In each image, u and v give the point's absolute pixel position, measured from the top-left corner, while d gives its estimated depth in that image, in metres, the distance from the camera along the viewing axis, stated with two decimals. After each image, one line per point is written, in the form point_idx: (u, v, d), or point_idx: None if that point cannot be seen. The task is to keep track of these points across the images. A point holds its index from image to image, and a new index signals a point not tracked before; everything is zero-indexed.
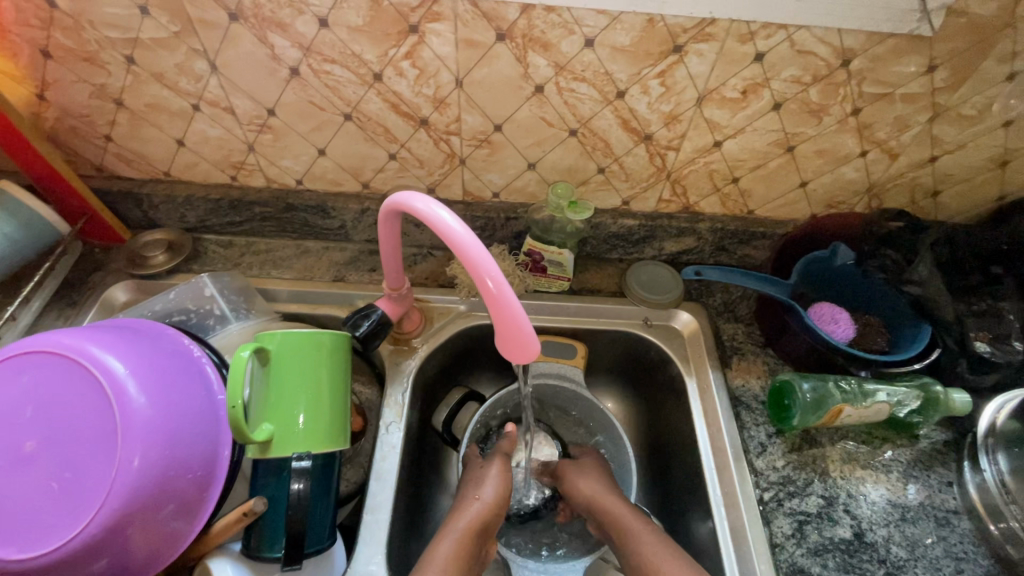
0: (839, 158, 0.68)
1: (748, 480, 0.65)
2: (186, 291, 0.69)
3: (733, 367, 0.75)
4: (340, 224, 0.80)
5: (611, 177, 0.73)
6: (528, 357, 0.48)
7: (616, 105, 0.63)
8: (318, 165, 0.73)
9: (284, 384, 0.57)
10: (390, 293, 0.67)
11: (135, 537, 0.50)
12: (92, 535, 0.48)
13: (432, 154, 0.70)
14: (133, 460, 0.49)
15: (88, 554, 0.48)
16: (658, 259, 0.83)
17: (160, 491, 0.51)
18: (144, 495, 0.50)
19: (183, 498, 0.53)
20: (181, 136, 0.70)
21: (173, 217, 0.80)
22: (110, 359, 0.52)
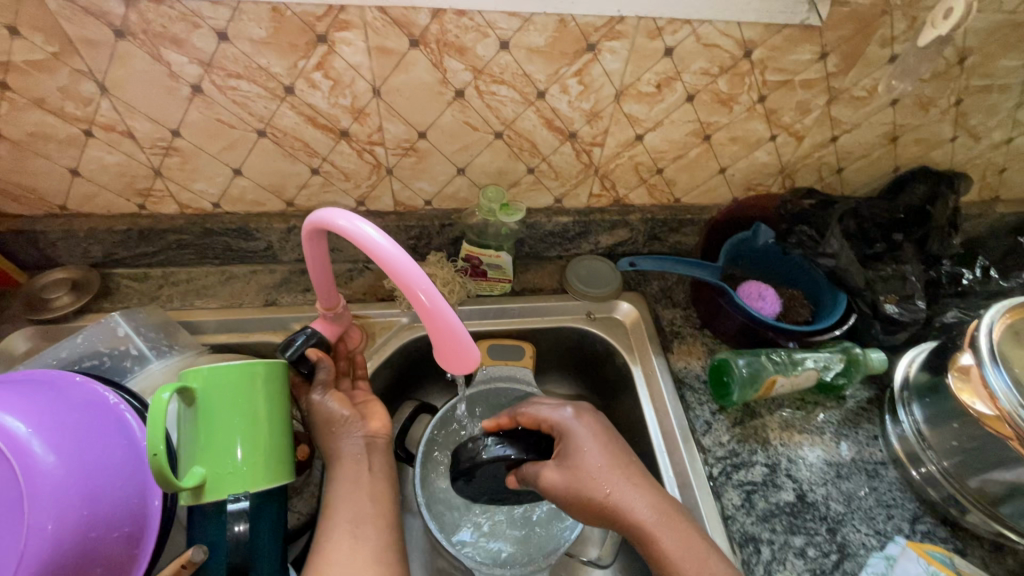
0: (752, 143, 0.72)
1: (697, 458, 0.68)
2: (96, 333, 0.63)
3: (675, 350, 0.77)
4: (266, 245, 0.76)
5: (541, 177, 0.73)
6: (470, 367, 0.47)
7: (538, 106, 0.64)
8: (235, 185, 0.69)
9: (213, 422, 0.53)
10: (325, 313, 0.65)
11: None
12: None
13: (357, 166, 0.68)
14: (46, 529, 0.45)
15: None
16: (595, 252, 0.85)
17: (83, 555, 0.47)
18: (63, 564, 0.45)
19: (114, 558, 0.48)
20: (74, 165, 0.64)
21: (76, 253, 0.74)
22: (10, 418, 0.47)
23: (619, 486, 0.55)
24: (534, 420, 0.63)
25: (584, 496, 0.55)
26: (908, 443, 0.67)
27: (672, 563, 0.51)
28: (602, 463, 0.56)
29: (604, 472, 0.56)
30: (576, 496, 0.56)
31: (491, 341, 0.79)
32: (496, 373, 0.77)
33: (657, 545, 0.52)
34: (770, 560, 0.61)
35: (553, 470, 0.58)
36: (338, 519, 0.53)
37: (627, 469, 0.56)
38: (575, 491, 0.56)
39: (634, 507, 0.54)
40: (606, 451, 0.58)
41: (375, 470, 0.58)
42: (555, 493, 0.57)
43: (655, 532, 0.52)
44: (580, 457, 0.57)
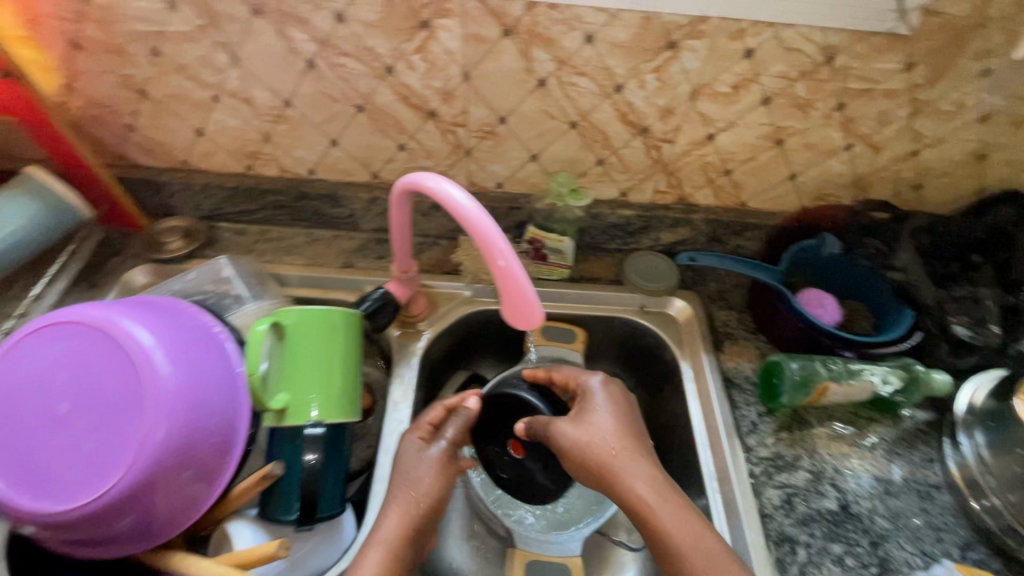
0: (826, 151, 0.72)
1: (739, 455, 0.68)
2: (205, 273, 0.72)
3: (725, 350, 0.78)
4: (350, 213, 0.84)
5: (609, 169, 0.76)
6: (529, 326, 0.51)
7: (614, 99, 0.67)
8: (331, 155, 0.77)
9: (298, 357, 0.60)
10: (399, 275, 0.71)
11: (160, 495, 0.53)
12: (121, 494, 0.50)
13: (439, 145, 0.74)
14: (159, 426, 0.51)
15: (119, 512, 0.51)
16: (654, 249, 0.87)
17: (184, 453, 0.53)
18: (169, 456, 0.52)
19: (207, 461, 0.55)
20: (200, 126, 0.74)
21: (190, 205, 0.84)
22: (139, 328, 0.54)
23: (627, 457, 0.57)
24: (566, 378, 0.67)
25: (589, 453, 0.58)
26: (967, 470, 0.65)
27: (661, 533, 0.53)
28: (616, 432, 0.59)
29: (615, 444, 0.59)
30: (580, 452, 0.58)
31: (545, 323, 0.82)
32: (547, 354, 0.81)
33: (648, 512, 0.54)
34: (806, 562, 0.61)
35: (566, 423, 0.61)
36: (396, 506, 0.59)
37: (639, 447, 0.59)
38: (580, 446, 0.59)
39: (637, 481, 0.56)
40: (619, 420, 0.61)
41: (426, 508, 0.59)
42: (556, 440, 0.60)
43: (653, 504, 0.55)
44: (595, 421, 0.61)
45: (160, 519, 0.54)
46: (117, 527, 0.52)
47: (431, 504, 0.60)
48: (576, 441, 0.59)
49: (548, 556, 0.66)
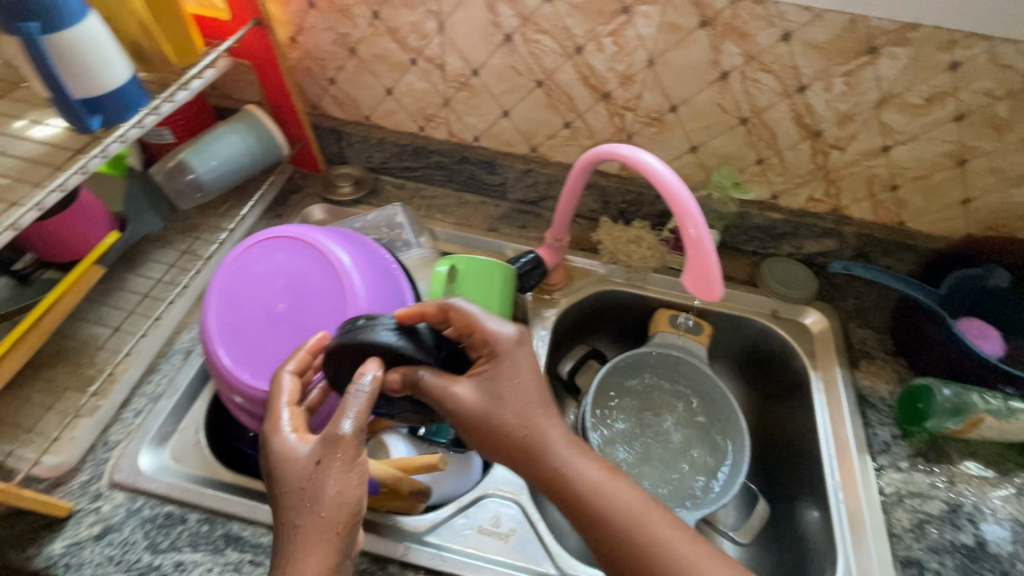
0: (1012, 179, 0.69)
1: (870, 472, 0.67)
2: (381, 215, 0.80)
3: (861, 368, 0.77)
4: (502, 181, 0.89)
5: (767, 169, 0.77)
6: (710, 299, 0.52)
7: (794, 100, 0.68)
8: (499, 125, 0.83)
9: (466, 299, 0.67)
10: (552, 243, 0.75)
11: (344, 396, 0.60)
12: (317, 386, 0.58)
13: (604, 126, 0.78)
14: None
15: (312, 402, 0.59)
16: (794, 257, 0.86)
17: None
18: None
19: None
20: (391, 85, 0.82)
21: (362, 157, 0.93)
22: (342, 249, 0.63)
23: (537, 420, 0.52)
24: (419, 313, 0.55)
25: (494, 423, 0.51)
26: None
27: (649, 537, 0.49)
28: (528, 401, 0.52)
29: (529, 409, 0.52)
30: (499, 430, 0.51)
31: (672, 312, 0.84)
32: (673, 341, 0.82)
33: (633, 514, 0.49)
34: None
35: (467, 384, 0.52)
36: (321, 511, 0.46)
37: (552, 411, 0.53)
38: (487, 416, 0.51)
39: (564, 454, 0.52)
40: (539, 393, 0.53)
41: (325, 512, 0.46)
42: (461, 414, 0.51)
43: (596, 487, 0.51)
44: (506, 389, 0.52)
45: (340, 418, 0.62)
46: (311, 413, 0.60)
47: (349, 514, 0.47)
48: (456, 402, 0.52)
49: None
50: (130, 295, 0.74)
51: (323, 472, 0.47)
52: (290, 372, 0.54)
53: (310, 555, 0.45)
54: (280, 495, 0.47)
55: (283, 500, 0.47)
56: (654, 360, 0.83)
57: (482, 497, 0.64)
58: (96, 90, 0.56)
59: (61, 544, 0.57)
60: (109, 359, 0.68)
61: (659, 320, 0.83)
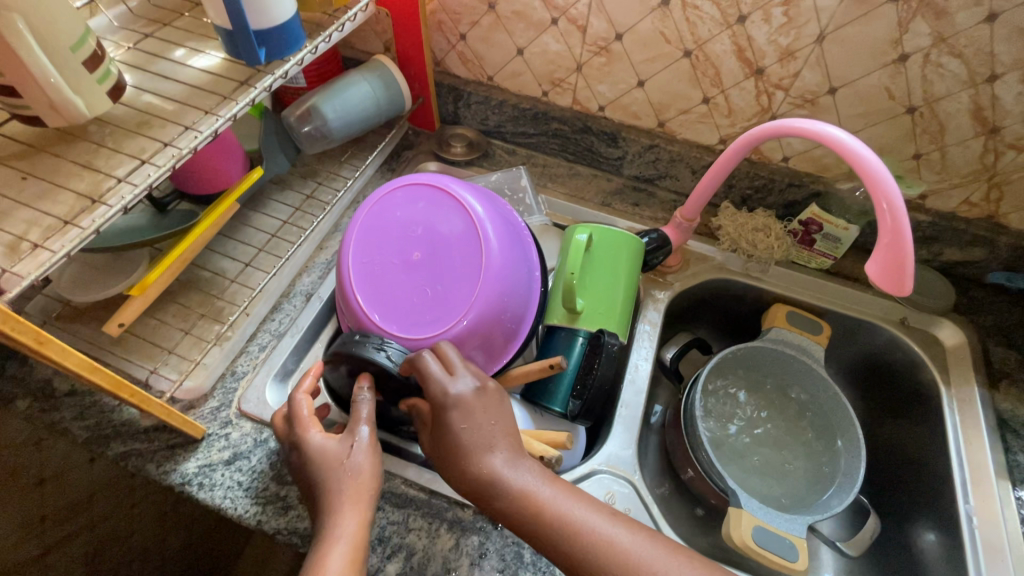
0: None
1: (1012, 501, 0.62)
2: (505, 177, 0.79)
3: (1001, 390, 0.71)
4: (621, 155, 0.86)
5: (923, 165, 0.71)
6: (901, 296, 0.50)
7: (978, 90, 0.62)
8: (630, 95, 0.80)
9: (595, 272, 0.65)
10: (681, 222, 0.73)
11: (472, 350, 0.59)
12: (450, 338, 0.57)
13: (747, 105, 0.74)
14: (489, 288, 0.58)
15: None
16: (929, 264, 0.80)
17: (496, 316, 0.59)
18: (487, 315, 0.58)
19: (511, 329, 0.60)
20: (524, 45, 0.80)
21: (477, 118, 0.92)
22: (476, 202, 0.62)
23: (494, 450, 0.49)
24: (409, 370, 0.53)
25: (454, 462, 0.49)
26: None
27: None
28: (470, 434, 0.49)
29: (487, 433, 0.49)
30: (474, 475, 0.48)
31: (791, 308, 0.80)
32: (789, 338, 0.78)
33: (598, 540, 0.45)
34: None
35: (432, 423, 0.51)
36: (341, 491, 0.48)
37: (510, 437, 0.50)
38: (446, 452, 0.50)
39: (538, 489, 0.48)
40: (496, 417, 0.50)
41: (366, 480, 0.49)
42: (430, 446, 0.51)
43: (574, 522, 0.46)
44: (462, 427, 0.49)
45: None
46: None
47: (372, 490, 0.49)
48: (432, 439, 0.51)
49: (777, 530, 0.63)
50: (256, 233, 0.75)
51: (356, 455, 0.50)
52: (305, 392, 0.55)
53: (350, 520, 0.47)
54: (322, 477, 0.49)
55: (321, 482, 0.49)
56: (766, 356, 0.79)
57: (592, 472, 0.64)
58: (267, 22, 0.55)
59: (195, 464, 0.58)
60: (238, 293, 0.69)
61: (776, 314, 0.80)
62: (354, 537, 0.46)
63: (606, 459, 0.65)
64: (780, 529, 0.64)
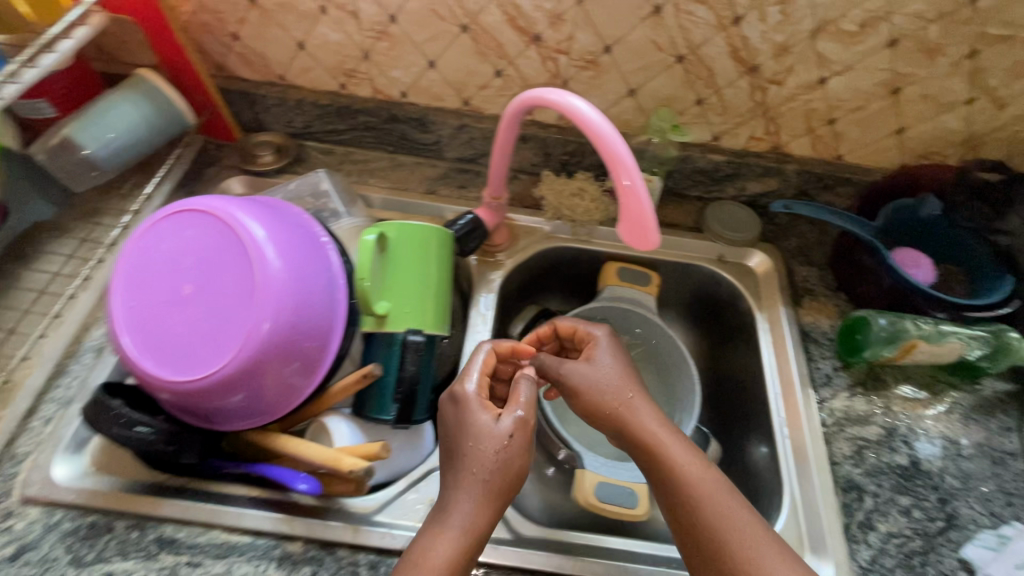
0: (942, 105, 0.69)
1: (813, 404, 0.69)
2: (303, 184, 0.73)
3: (804, 306, 0.78)
4: (436, 139, 0.84)
5: (707, 110, 0.75)
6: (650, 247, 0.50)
7: (729, 33, 0.65)
8: (427, 77, 0.77)
9: (399, 269, 0.63)
10: (490, 202, 0.72)
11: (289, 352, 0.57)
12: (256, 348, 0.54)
13: (538, 73, 0.73)
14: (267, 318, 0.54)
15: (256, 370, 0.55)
16: (737, 199, 0.85)
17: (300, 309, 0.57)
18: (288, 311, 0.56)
19: (322, 313, 0.58)
20: (303, 38, 0.74)
21: (281, 121, 0.85)
22: (254, 225, 0.57)
23: (631, 399, 0.60)
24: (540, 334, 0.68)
25: (598, 401, 0.60)
26: None
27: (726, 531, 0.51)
28: (664, 423, 0.59)
29: (620, 387, 0.61)
30: (619, 417, 0.59)
31: (620, 264, 0.83)
32: (621, 295, 0.81)
33: (708, 484, 0.54)
34: (872, 510, 0.62)
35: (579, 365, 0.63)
36: (466, 468, 0.52)
37: (641, 393, 0.61)
38: (596, 394, 0.60)
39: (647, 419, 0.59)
40: (626, 372, 0.62)
41: (508, 476, 0.52)
42: (584, 395, 0.61)
43: (708, 489, 0.53)
44: (598, 369, 0.62)
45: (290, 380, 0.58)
46: (228, 403, 0.56)
47: (499, 471, 0.52)
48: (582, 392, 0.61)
49: (619, 480, 0.67)
50: (25, 293, 0.66)
51: (516, 443, 0.53)
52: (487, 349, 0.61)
53: (466, 505, 0.51)
54: (473, 458, 0.52)
55: (468, 470, 0.52)
56: (605, 316, 0.82)
57: (434, 468, 0.62)
58: None
59: None
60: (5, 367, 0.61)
61: (607, 274, 0.82)
62: (479, 521, 0.50)
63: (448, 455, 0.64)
64: (621, 480, 0.67)
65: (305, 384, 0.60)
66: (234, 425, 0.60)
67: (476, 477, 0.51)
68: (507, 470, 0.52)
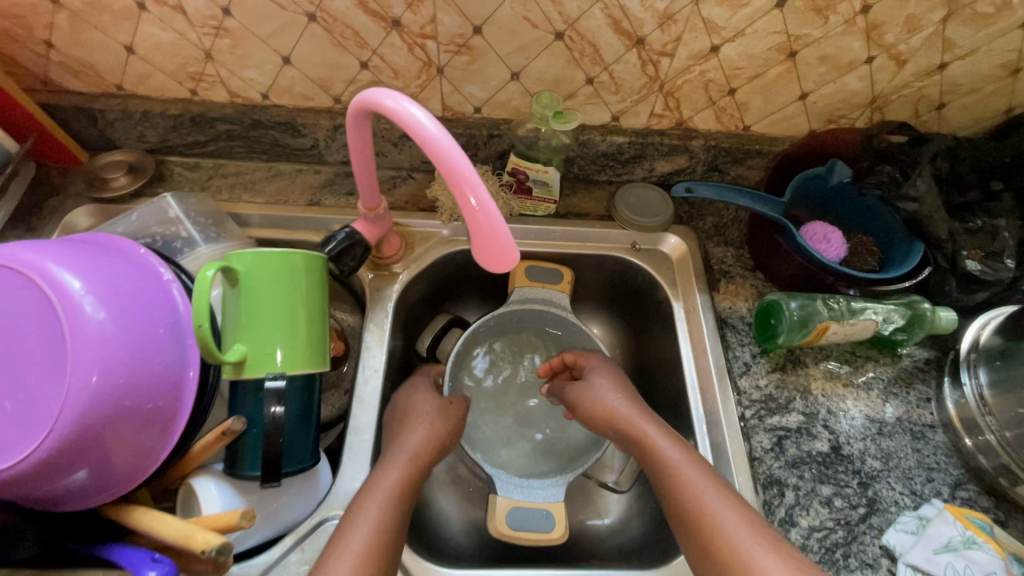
0: (843, 66, 0.64)
1: (730, 398, 0.66)
2: (149, 213, 0.65)
3: (721, 290, 0.74)
4: (313, 142, 0.76)
5: (599, 89, 0.68)
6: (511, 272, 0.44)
7: (606, 3, 0.58)
8: (284, 76, 0.67)
9: (254, 305, 0.55)
10: (367, 214, 0.64)
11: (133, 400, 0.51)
12: (85, 404, 0.48)
13: (407, 62, 0.65)
14: (89, 378, 0.48)
15: (94, 429, 0.48)
16: (648, 180, 0.80)
17: (138, 351, 0.51)
18: (121, 355, 0.50)
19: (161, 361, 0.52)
20: (129, 41, 0.64)
21: (133, 137, 0.75)
22: (66, 274, 0.50)
23: (634, 418, 0.61)
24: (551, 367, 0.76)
25: (604, 410, 0.64)
26: (966, 409, 0.63)
27: (721, 522, 0.49)
28: (672, 435, 0.59)
29: (625, 401, 0.64)
30: (626, 424, 0.61)
31: (530, 263, 0.77)
32: (535, 296, 0.76)
33: (681, 476, 0.54)
34: (793, 504, 0.60)
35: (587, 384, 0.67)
36: (395, 447, 0.60)
37: (642, 407, 0.64)
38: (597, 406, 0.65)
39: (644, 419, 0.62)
40: (621, 387, 0.66)
41: (429, 447, 0.61)
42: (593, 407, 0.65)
43: (691, 480, 0.53)
44: (602, 390, 0.66)
45: (143, 433, 0.52)
46: (68, 480, 0.50)
47: (427, 448, 0.60)
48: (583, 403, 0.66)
49: (533, 503, 0.63)
50: None
51: (446, 417, 0.65)
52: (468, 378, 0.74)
53: (390, 477, 0.55)
54: (403, 436, 0.61)
55: (396, 444, 0.60)
56: (517, 318, 0.78)
57: (324, 520, 0.59)
58: None
59: None
60: None
61: (517, 274, 0.76)
62: (400, 484, 0.54)
63: (343, 502, 0.60)
64: (536, 502, 0.63)
65: (164, 434, 0.53)
66: (86, 501, 0.53)
67: (396, 458, 0.58)
68: (433, 443, 0.61)
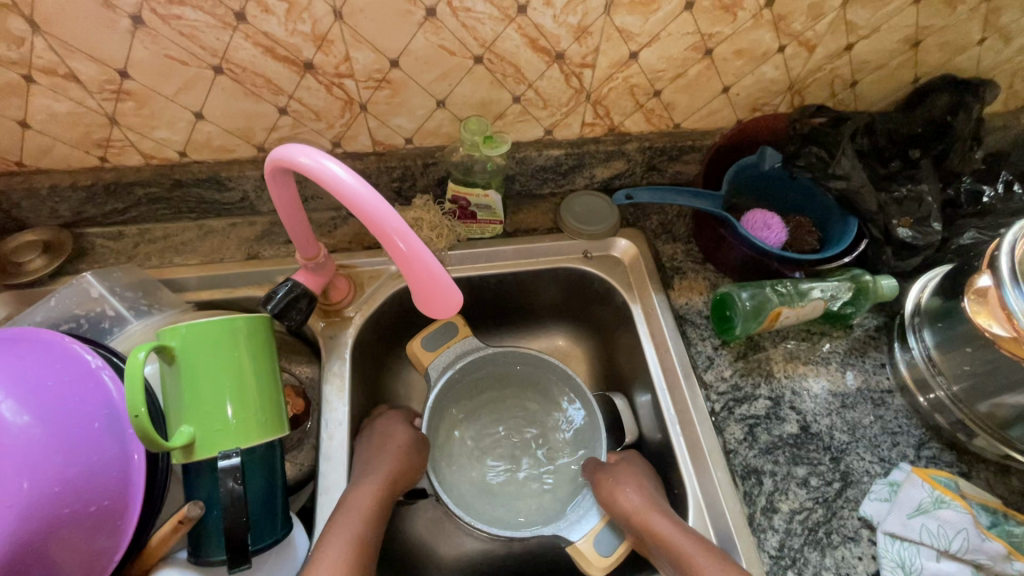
0: (758, 57, 0.65)
1: (698, 394, 0.66)
2: (69, 294, 0.61)
3: (675, 288, 0.74)
4: (242, 195, 0.72)
5: (528, 106, 0.67)
6: (454, 308, 0.47)
7: (518, 23, 0.57)
8: (200, 131, 0.64)
9: (197, 382, 0.51)
10: (306, 264, 0.62)
11: (73, 502, 0.47)
12: (18, 514, 0.44)
13: (327, 103, 0.63)
14: (22, 487, 0.45)
15: (30, 543, 0.45)
16: (592, 187, 0.80)
17: (71, 447, 0.48)
18: (52, 456, 0.47)
19: (99, 450, 0.49)
20: (22, 116, 0.59)
21: (43, 214, 0.70)
22: None
23: (643, 507, 0.61)
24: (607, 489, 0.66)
25: (617, 506, 0.63)
26: (918, 369, 0.65)
27: None
28: (664, 513, 0.60)
29: (636, 492, 0.63)
30: (627, 509, 0.62)
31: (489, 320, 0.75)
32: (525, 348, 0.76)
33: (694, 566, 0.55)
34: (772, 491, 0.61)
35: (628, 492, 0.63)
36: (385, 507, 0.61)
37: (652, 496, 0.63)
38: (615, 505, 0.63)
39: (682, 540, 0.57)
40: (645, 490, 0.64)
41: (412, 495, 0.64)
42: (616, 503, 0.63)
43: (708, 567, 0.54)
44: (615, 494, 0.64)
45: (89, 536, 0.48)
46: None
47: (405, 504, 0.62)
48: (616, 499, 0.64)
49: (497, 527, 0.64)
50: None
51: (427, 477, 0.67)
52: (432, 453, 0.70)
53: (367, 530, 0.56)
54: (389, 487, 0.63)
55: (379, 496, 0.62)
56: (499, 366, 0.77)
57: None
58: None
59: None
60: None
61: (451, 331, 0.75)
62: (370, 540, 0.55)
63: None
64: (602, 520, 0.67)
65: (114, 535, 0.49)
66: None
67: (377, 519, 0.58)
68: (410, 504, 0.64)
